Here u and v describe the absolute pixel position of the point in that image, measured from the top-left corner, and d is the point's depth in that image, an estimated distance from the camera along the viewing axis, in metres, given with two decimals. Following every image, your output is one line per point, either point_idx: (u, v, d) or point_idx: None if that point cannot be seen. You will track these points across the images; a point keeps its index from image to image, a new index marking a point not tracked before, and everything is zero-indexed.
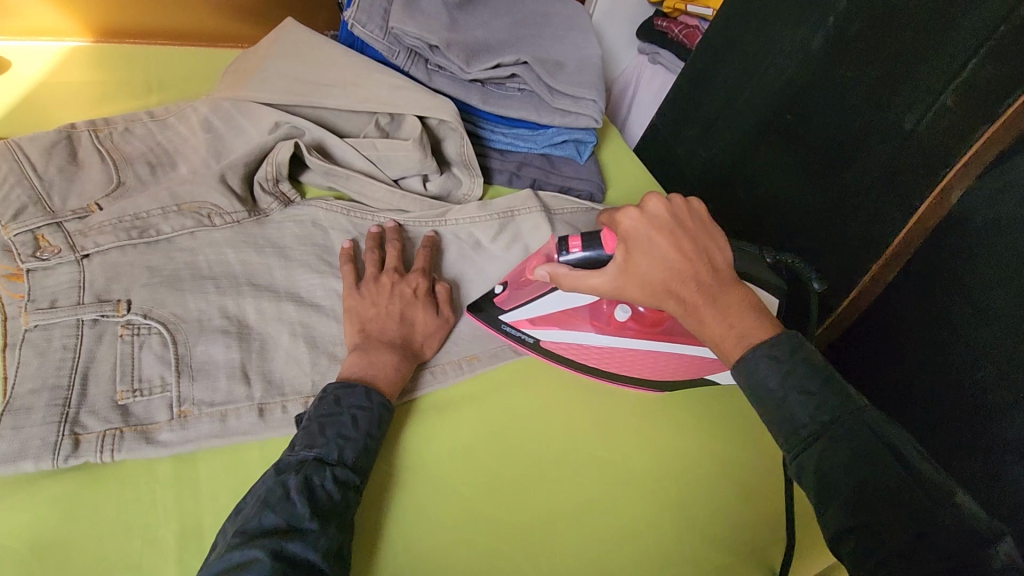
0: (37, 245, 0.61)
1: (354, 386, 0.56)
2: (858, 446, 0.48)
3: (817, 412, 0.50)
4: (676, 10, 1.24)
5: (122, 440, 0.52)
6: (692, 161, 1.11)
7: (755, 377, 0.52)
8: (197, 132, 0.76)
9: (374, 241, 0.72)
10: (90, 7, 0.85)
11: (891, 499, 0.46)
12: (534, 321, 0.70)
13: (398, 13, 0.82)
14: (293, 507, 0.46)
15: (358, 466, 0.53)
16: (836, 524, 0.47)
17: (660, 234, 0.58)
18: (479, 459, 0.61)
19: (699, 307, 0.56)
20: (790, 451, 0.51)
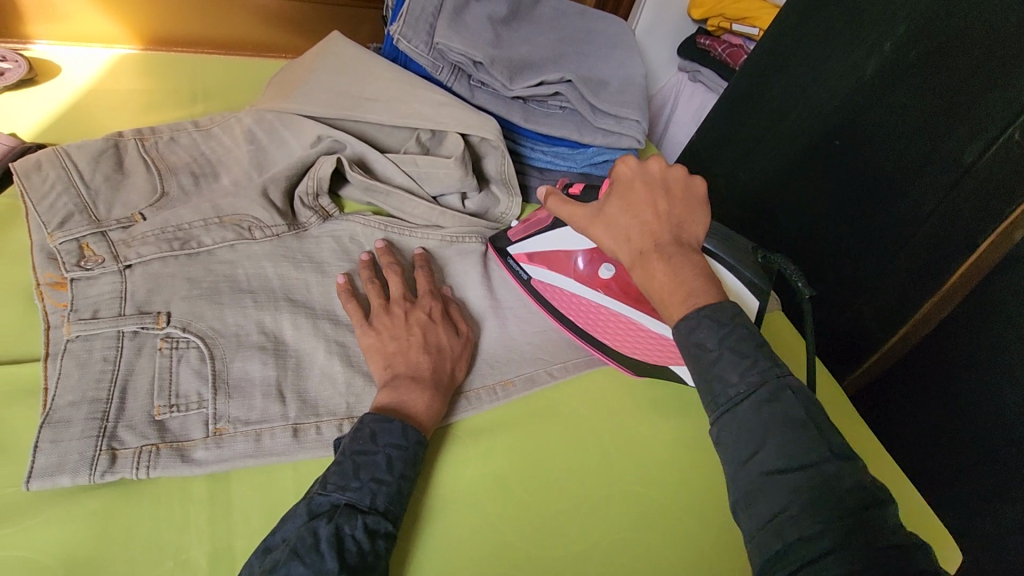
0: (82, 254, 0.61)
1: (391, 422, 0.54)
2: (784, 411, 0.46)
3: (746, 374, 0.48)
4: (720, 28, 1.20)
5: (158, 456, 0.51)
6: (734, 183, 1.08)
7: (692, 337, 0.50)
8: (240, 143, 0.77)
9: (369, 269, 0.69)
10: (139, 15, 0.88)
11: (805, 463, 0.43)
12: (530, 258, 0.76)
13: (444, 29, 0.82)
14: (321, 558, 0.45)
15: (389, 511, 0.51)
16: (745, 480, 0.45)
17: (644, 191, 0.58)
18: (498, 492, 0.59)
19: (650, 256, 0.55)
20: (713, 411, 0.48)
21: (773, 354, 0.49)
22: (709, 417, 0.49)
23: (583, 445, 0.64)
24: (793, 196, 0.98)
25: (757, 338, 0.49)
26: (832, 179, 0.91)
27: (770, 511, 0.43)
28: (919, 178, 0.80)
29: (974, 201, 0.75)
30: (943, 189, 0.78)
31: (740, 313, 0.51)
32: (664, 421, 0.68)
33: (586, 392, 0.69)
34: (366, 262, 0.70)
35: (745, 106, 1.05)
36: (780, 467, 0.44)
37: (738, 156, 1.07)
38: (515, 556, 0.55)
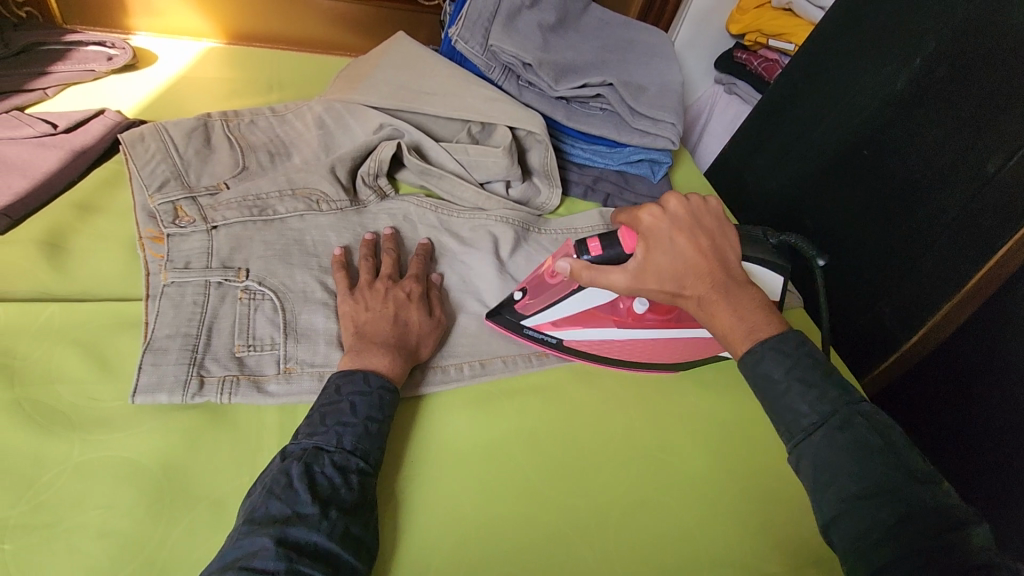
0: (176, 214, 0.69)
1: (352, 374, 0.58)
2: (857, 438, 0.48)
3: (816, 403, 0.51)
4: (756, 43, 1.26)
5: (238, 386, 0.58)
6: (763, 191, 1.13)
7: (758, 368, 0.54)
8: (311, 128, 0.85)
9: (368, 249, 0.73)
10: (227, 13, 0.98)
11: (884, 488, 0.46)
12: (557, 324, 0.71)
13: (499, 32, 0.90)
14: (294, 491, 0.49)
15: (358, 449, 0.55)
16: (828, 506, 0.48)
17: (679, 233, 0.61)
18: (509, 444, 0.65)
19: (712, 300, 0.58)
20: (789, 439, 0.52)
21: (839, 381, 0.52)
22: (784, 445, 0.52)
23: (600, 414, 0.69)
24: (818, 203, 1.02)
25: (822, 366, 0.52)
26: (857, 188, 0.96)
27: (855, 533, 0.46)
28: (943, 188, 0.84)
29: (996, 208, 0.78)
30: (967, 198, 0.81)
31: (802, 341, 0.54)
32: (686, 398, 0.74)
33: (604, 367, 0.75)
34: (371, 240, 0.74)
35: (776, 117, 1.10)
36: (858, 493, 0.47)
37: (767, 164, 1.12)
38: (535, 501, 0.61)
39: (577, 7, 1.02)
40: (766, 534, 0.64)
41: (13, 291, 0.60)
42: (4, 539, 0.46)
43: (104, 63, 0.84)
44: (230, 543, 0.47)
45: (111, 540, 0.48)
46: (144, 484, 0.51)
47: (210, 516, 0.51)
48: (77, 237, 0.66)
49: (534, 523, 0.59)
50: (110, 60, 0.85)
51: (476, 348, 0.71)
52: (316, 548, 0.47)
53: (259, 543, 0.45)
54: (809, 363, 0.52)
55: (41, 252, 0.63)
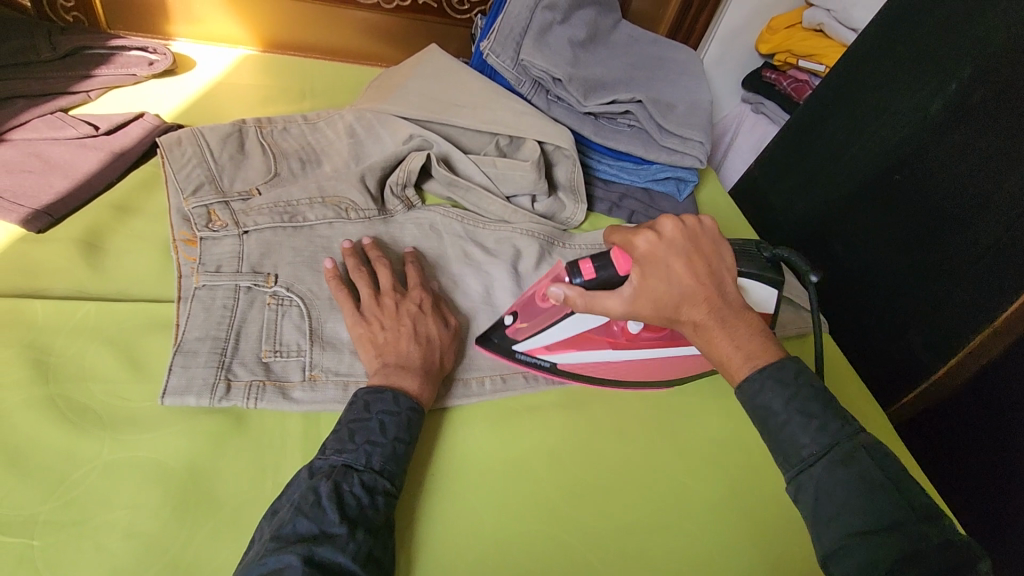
0: (209, 218, 0.70)
1: (382, 392, 0.58)
2: (860, 472, 0.49)
3: (817, 435, 0.51)
4: (785, 64, 1.26)
5: (264, 391, 0.59)
6: (789, 215, 1.12)
7: (758, 399, 0.53)
8: (342, 137, 0.86)
9: (356, 259, 0.70)
10: (264, 20, 1.00)
11: (886, 523, 0.46)
12: (550, 347, 0.70)
13: (530, 47, 0.91)
14: (323, 510, 0.49)
15: (386, 470, 0.54)
16: (829, 539, 0.48)
17: (676, 260, 0.57)
18: (523, 460, 0.64)
19: (710, 328, 0.56)
20: (789, 471, 0.52)
21: (840, 413, 0.52)
22: (785, 475, 0.52)
23: (619, 435, 0.69)
24: (848, 229, 1.01)
25: (821, 396, 0.52)
26: (888, 215, 0.94)
27: (859, 567, 0.46)
28: (980, 216, 0.82)
29: None
30: (1003, 227, 0.79)
31: (802, 370, 0.54)
32: (708, 422, 0.73)
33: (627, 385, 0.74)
34: (353, 249, 0.71)
35: (806, 140, 1.09)
36: (861, 527, 0.47)
37: (796, 186, 1.11)
38: (554, 519, 0.60)
39: (608, 23, 1.02)
40: (787, 564, 0.62)
41: (52, 288, 0.61)
42: (34, 534, 0.47)
43: (145, 68, 0.86)
44: (254, 555, 0.47)
45: (137, 540, 0.49)
46: (170, 486, 0.52)
47: (233, 521, 0.52)
48: (114, 237, 0.67)
49: (551, 542, 0.59)
50: (151, 65, 0.87)
51: (497, 362, 0.71)
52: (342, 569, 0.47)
53: (283, 561, 0.45)
54: (810, 394, 0.53)
55: (79, 251, 0.64)
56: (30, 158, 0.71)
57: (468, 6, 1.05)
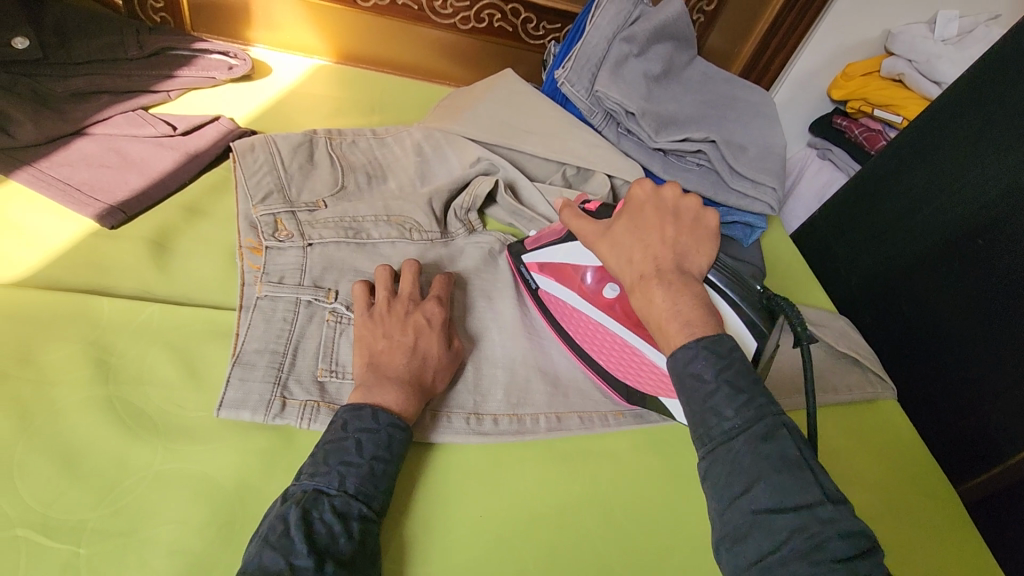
0: (276, 226, 0.69)
1: (360, 409, 0.54)
2: (779, 449, 0.44)
3: (742, 409, 0.46)
4: (859, 111, 1.20)
5: (318, 412, 0.57)
6: (853, 267, 1.04)
7: (688, 368, 0.48)
8: (409, 154, 0.86)
9: (385, 276, 0.66)
10: (342, 32, 1.00)
11: (798, 504, 0.42)
12: (541, 267, 0.73)
13: (606, 79, 0.90)
14: (290, 540, 0.45)
15: (361, 494, 0.50)
16: (734, 518, 0.43)
17: (653, 214, 0.57)
18: (568, 498, 0.61)
19: (650, 282, 0.52)
20: (704, 444, 0.47)
21: (768, 393, 0.48)
22: (698, 450, 0.47)
23: (674, 486, 0.64)
24: (914, 288, 0.93)
25: (753, 375, 0.48)
26: (960, 281, 0.87)
27: (760, 549, 0.41)
28: None
29: None
30: None
31: None
32: None
33: None
34: (386, 271, 0.66)
35: (874, 191, 1.02)
36: (769, 507, 0.42)
37: (860, 240, 1.04)
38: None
39: (684, 58, 0.99)
40: None
41: (117, 285, 0.61)
42: (81, 542, 0.46)
43: (224, 71, 0.87)
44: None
45: (180, 559, 0.47)
46: (216, 504, 0.50)
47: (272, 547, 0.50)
48: (181, 238, 0.67)
49: None
50: (230, 69, 0.87)
51: (553, 401, 0.67)
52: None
53: None
54: (742, 368, 0.48)
55: (148, 251, 0.64)
56: (110, 154, 0.72)
57: (543, 32, 1.05)
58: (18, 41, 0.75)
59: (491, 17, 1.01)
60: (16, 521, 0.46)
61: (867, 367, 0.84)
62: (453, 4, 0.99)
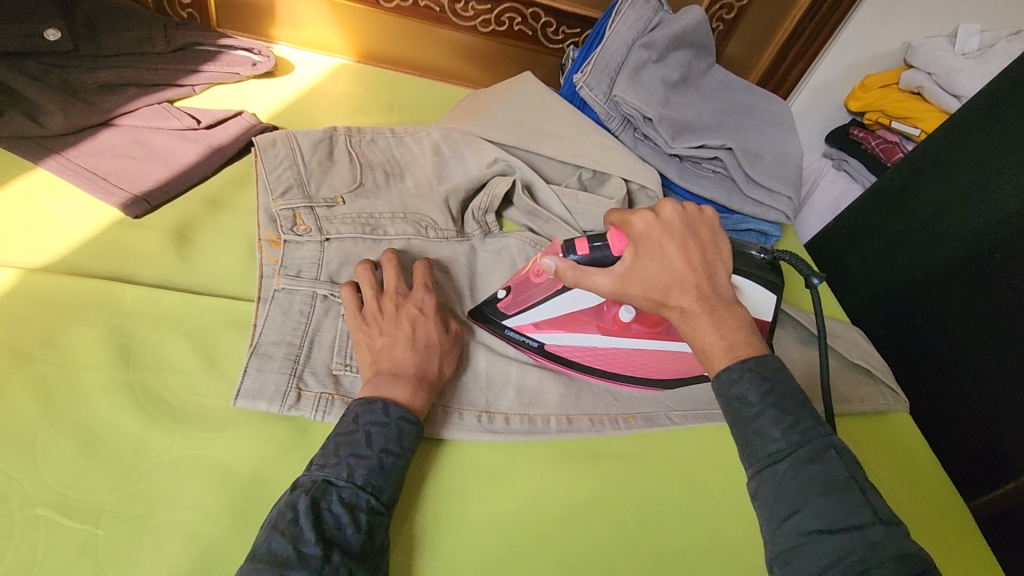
0: (295, 221, 0.70)
1: (372, 402, 0.53)
2: (827, 470, 0.44)
3: (788, 431, 0.46)
4: (876, 123, 1.20)
5: (333, 405, 0.58)
6: (867, 279, 1.04)
7: (732, 389, 0.49)
8: (426, 153, 0.87)
9: (365, 275, 0.64)
10: (364, 32, 1.02)
11: (848, 525, 0.42)
12: (537, 325, 0.67)
13: (624, 83, 0.90)
14: (298, 527, 0.45)
15: (370, 485, 0.50)
16: (783, 539, 0.43)
17: (671, 240, 0.54)
18: (578, 498, 0.61)
19: (698, 316, 0.52)
20: (751, 465, 0.47)
21: (815, 413, 0.48)
22: (747, 471, 0.48)
23: (683, 490, 0.64)
24: (929, 301, 0.92)
25: (799, 396, 0.48)
26: (976, 295, 0.86)
27: (809, 571, 0.41)
28: None
29: None
30: None
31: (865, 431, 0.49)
32: None
33: (706, 440, 0.69)
34: (365, 270, 0.64)
35: (890, 204, 1.01)
36: (819, 528, 0.42)
37: (874, 252, 1.04)
38: None
39: (702, 65, 0.99)
40: None
41: (140, 273, 0.62)
42: (100, 523, 0.47)
43: (248, 67, 0.88)
44: None
45: (196, 544, 0.48)
46: (232, 491, 0.51)
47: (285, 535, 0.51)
48: (203, 229, 0.68)
49: None
50: (254, 66, 0.89)
51: (564, 401, 0.67)
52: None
53: None
54: (788, 390, 0.48)
55: (171, 241, 0.66)
56: (135, 145, 0.73)
57: (562, 37, 1.06)
58: (51, 33, 0.76)
59: (511, 20, 1.02)
60: (38, 500, 0.47)
61: (879, 379, 0.84)
62: (473, 7, 1.00)
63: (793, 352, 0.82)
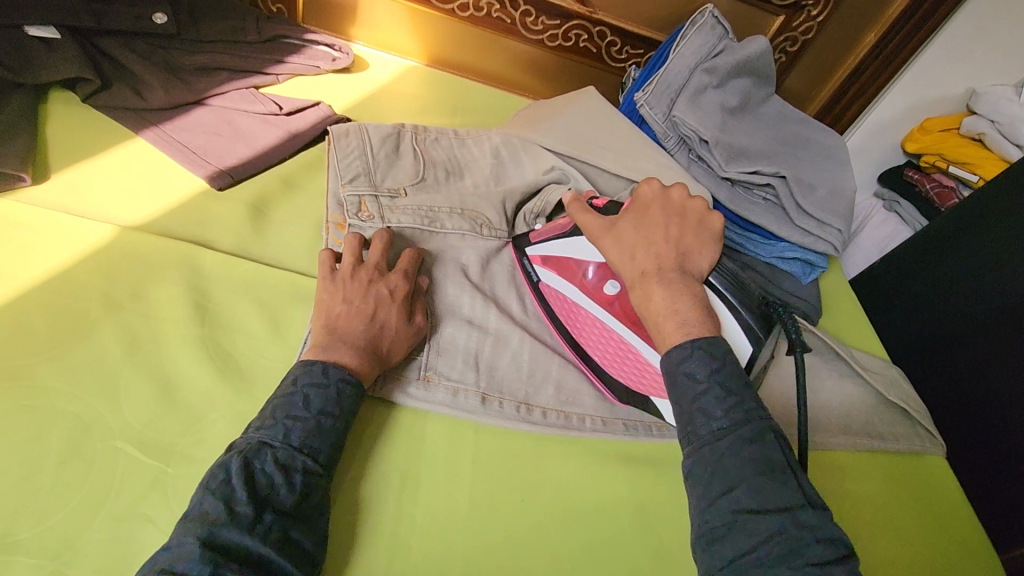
0: (359, 207, 0.74)
1: (312, 364, 0.56)
2: (764, 453, 0.49)
3: (730, 411, 0.51)
4: (933, 166, 1.18)
5: (384, 380, 0.62)
6: (911, 320, 1.03)
7: (681, 365, 0.54)
8: (486, 156, 0.90)
9: (354, 243, 0.65)
10: (436, 38, 1.07)
11: (779, 506, 0.47)
12: (544, 261, 0.72)
13: (684, 105, 0.94)
14: (230, 487, 0.47)
15: (306, 446, 0.52)
16: (717, 516, 0.48)
17: (660, 213, 0.63)
18: (609, 496, 0.62)
19: (652, 281, 0.58)
20: (691, 442, 0.52)
21: (755, 398, 0.53)
22: (686, 448, 0.53)
23: None
24: (975, 349, 0.91)
25: (744, 380, 0.53)
26: None
27: (740, 547, 0.46)
28: None
29: None
30: None
31: None
32: None
33: None
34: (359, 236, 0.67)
35: (943, 248, 0.99)
36: (753, 508, 0.47)
37: (920, 294, 1.02)
38: None
39: (762, 94, 1.01)
40: None
41: (219, 241, 0.67)
42: (170, 462, 0.51)
43: (328, 62, 0.93)
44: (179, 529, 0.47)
45: None
46: None
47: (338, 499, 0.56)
48: (277, 207, 0.73)
49: None
50: (334, 61, 0.94)
51: (601, 403, 0.68)
52: (249, 552, 0.46)
53: (186, 548, 0.44)
54: (733, 372, 0.53)
55: (249, 215, 0.70)
56: (223, 124, 0.78)
57: (625, 56, 1.09)
58: (158, 16, 0.83)
59: (578, 37, 1.06)
60: (118, 434, 0.51)
61: (917, 421, 0.83)
62: (543, 22, 1.03)
63: (831, 386, 0.82)
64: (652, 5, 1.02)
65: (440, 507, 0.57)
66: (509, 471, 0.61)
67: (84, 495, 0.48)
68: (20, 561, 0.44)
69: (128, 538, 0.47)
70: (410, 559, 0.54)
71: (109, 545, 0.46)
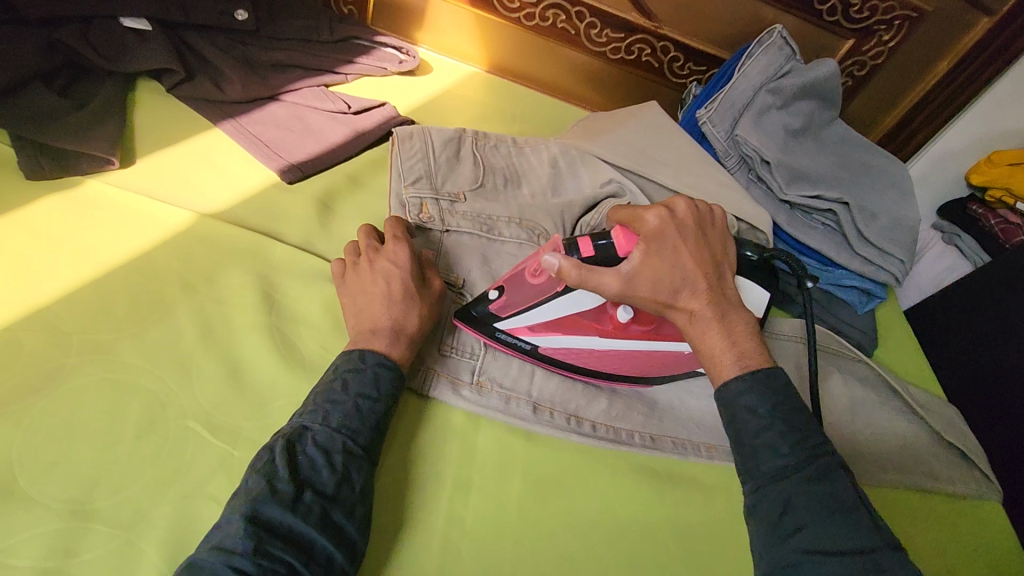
0: (421, 209, 0.75)
1: (351, 352, 0.57)
2: (832, 490, 0.48)
3: (796, 449, 0.50)
4: (999, 201, 1.11)
5: (439, 382, 0.63)
6: (970, 359, 0.98)
7: (740, 401, 0.53)
8: (544, 165, 0.90)
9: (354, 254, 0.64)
10: (497, 45, 1.08)
11: (852, 547, 0.46)
12: (532, 329, 0.63)
13: (747, 125, 0.93)
14: (272, 466, 0.49)
15: (344, 428, 0.52)
16: (784, 555, 0.47)
17: (683, 243, 0.57)
18: (653, 513, 0.61)
19: (706, 319, 0.56)
20: (751, 482, 0.51)
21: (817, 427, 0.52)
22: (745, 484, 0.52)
23: None
24: None
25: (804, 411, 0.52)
26: None
27: None
28: None
29: None
30: None
31: None
32: None
33: None
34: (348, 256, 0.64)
35: (1010, 286, 0.95)
36: (823, 549, 0.46)
37: (983, 332, 0.98)
38: None
39: (827, 116, 0.98)
40: None
41: (287, 233, 0.69)
42: (236, 445, 0.52)
43: (395, 64, 0.95)
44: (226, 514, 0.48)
45: None
46: None
47: (394, 498, 0.56)
48: (342, 202, 0.75)
49: None
50: (400, 64, 0.96)
51: (651, 420, 0.68)
52: (289, 529, 0.47)
53: (234, 525, 0.45)
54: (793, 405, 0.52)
55: (316, 209, 0.72)
56: (295, 120, 0.81)
57: (687, 72, 1.08)
58: (240, 13, 0.85)
59: (641, 51, 1.06)
60: (190, 414, 0.53)
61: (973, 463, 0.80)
62: (607, 34, 1.03)
63: (885, 421, 0.80)
64: (719, 22, 1.02)
65: (489, 511, 0.58)
66: (551, 478, 0.61)
67: (158, 470, 0.50)
68: (98, 529, 0.47)
69: (195, 514, 0.49)
70: (458, 557, 0.54)
71: (177, 520, 0.48)
